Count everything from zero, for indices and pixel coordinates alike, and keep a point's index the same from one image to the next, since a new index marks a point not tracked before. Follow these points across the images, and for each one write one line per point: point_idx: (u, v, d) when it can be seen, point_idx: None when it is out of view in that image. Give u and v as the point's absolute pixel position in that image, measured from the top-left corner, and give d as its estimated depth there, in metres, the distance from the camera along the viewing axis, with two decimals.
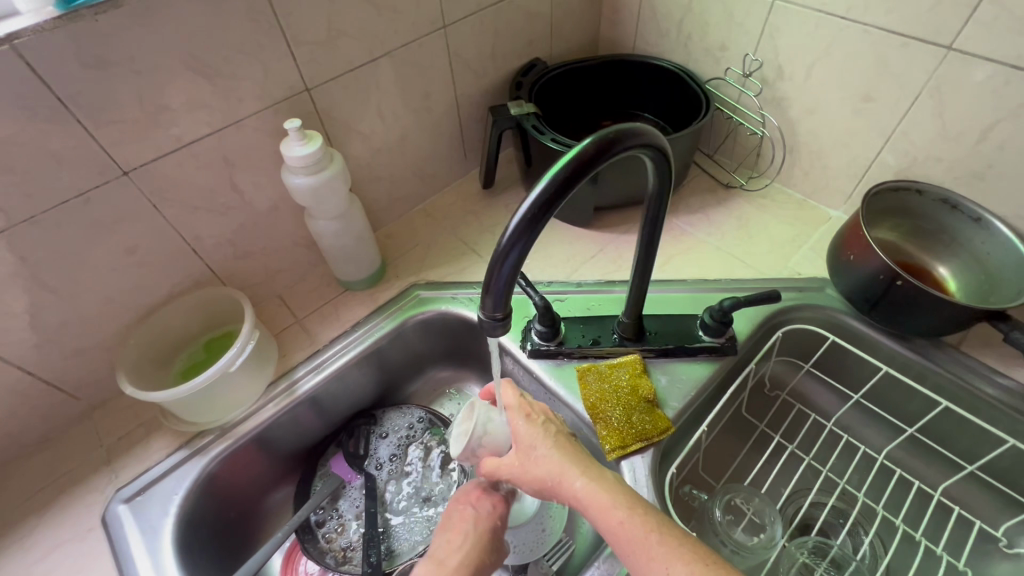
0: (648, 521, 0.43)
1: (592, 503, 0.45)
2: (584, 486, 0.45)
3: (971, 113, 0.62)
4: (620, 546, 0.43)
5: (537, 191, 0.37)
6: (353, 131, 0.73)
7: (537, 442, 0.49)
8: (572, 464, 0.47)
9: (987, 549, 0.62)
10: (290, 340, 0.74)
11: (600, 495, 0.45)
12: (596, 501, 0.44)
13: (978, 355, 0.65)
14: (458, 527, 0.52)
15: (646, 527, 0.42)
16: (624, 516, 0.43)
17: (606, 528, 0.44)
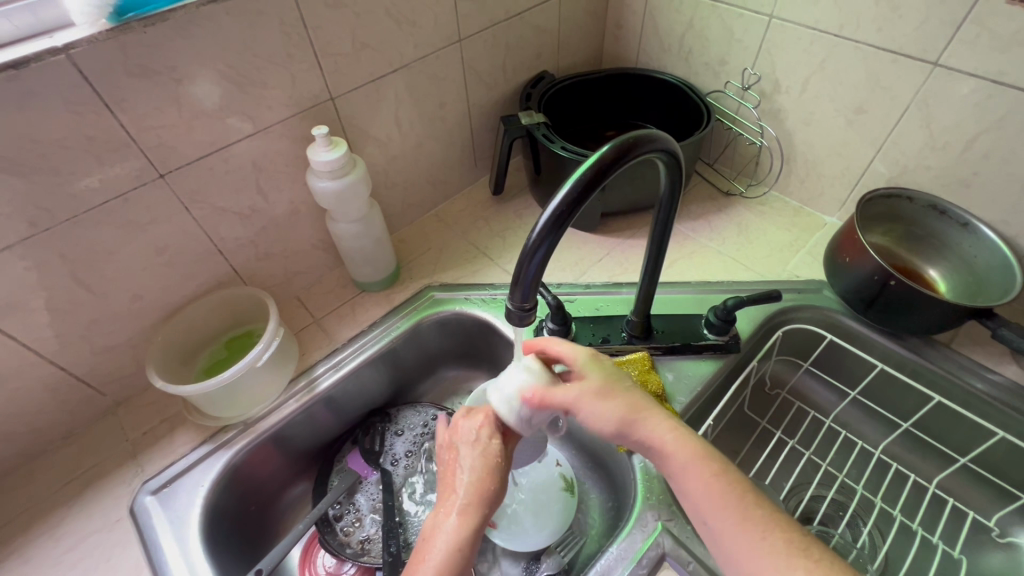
0: (738, 486, 0.47)
1: (680, 458, 0.49)
2: (668, 431, 0.50)
3: (957, 125, 0.66)
4: (710, 501, 0.46)
5: (564, 191, 0.40)
6: (371, 138, 0.76)
7: (605, 382, 0.52)
8: (655, 417, 0.51)
9: (982, 539, 0.65)
10: (308, 339, 0.76)
11: (688, 447, 0.49)
12: (683, 452, 0.49)
13: (969, 352, 0.68)
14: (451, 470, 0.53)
15: (737, 492, 0.47)
16: (715, 476, 0.47)
17: (692, 481, 0.47)
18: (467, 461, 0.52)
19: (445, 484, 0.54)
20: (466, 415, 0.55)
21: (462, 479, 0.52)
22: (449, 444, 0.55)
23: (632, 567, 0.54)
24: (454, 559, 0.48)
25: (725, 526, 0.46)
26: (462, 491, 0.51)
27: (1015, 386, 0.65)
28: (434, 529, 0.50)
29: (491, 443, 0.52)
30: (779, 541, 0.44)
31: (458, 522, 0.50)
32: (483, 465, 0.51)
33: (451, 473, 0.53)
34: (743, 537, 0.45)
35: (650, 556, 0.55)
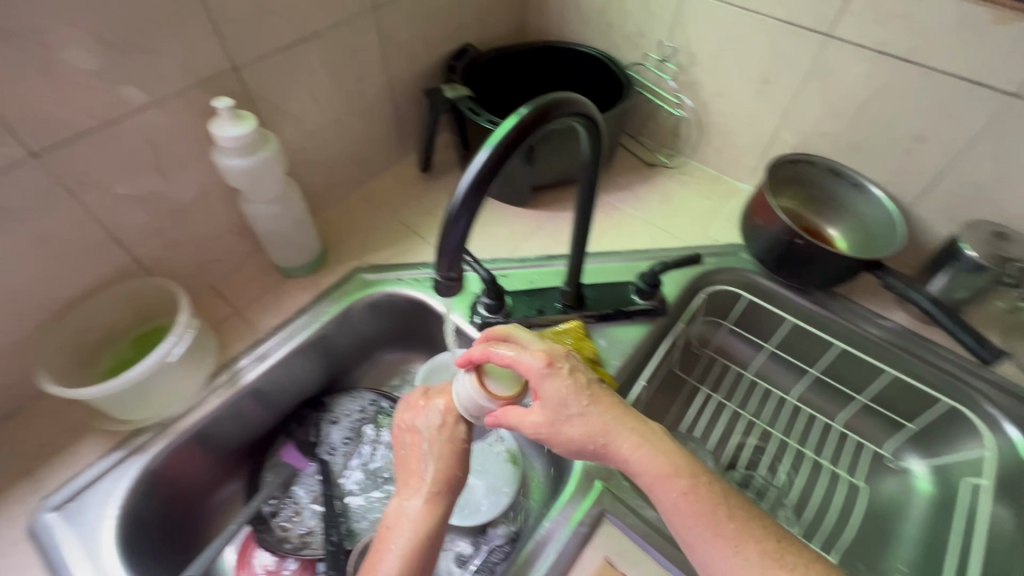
0: (710, 493, 0.45)
1: (652, 472, 0.45)
2: (639, 451, 0.46)
3: (850, 93, 0.72)
4: (683, 513, 0.44)
5: (484, 155, 0.39)
6: (285, 113, 0.71)
7: (574, 399, 0.47)
8: (621, 429, 0.46)
9: (880, 468, 0.73)
10: (229, 331, 0.71)
11: (661, 463, 0.45)
12: (657, 470, 0.45)
13: (866, 303, 0.75)
14: (414, 452, 0.53)
15: (711, 502, 0.44)
16: (687, 487, 0.45)
17: (667, 497, 0.45)
18: (432, 447, 0.52)
19: (408, 470, 0.53)
20: (427, 398, 0.54)
21: (429, 465, 0.51)
22: (409, 428, 0.54)
23: (573, 529, 0.55)
24: (420, 551, 0.48)
25: (700, 540, 0.44)
26: (428, 478, 0.51)
27: (904, 330, 0.72)
28: (398, 516, 0.50)
29: (456, 427, 0.52)
30: (753, 555, 0.42)
31: (428, 506, 0.50)
32: (450, 450, 0.51)
33: (415, 459, 0.53)
34: (721, 546, 0.43)
35: (591, 514, 0.56)
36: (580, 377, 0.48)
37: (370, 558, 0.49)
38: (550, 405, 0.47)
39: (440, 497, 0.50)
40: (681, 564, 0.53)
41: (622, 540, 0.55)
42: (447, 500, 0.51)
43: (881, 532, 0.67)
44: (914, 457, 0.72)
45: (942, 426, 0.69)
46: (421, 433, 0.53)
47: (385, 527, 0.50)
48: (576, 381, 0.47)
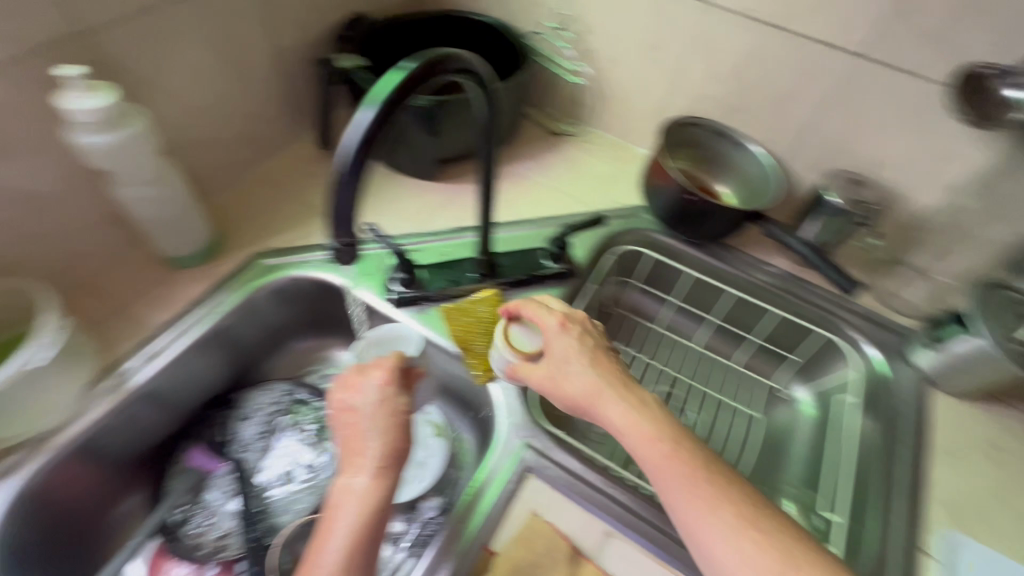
0: (692, 460, 0.46)
1: (638, 434, 0.48)
2: (624, 414, 0.49)
3: (727, 57, 0.77)
4: (664, 476, 0.46)
5: (370, 112, 0.38)
6: (155, 86, 0.64)
7: (576, 355, 0.53)
8: (609, 389, 0.51)
9: (773, 399, 0.81)
10: (112, 332, 0.65)
11: (645, 428, 0.48)
12: (642, 434, 0.48)
13: (754, 252, 0.83)
14: (354, 431, 0.50)
15: (690, 466, 0.46)
16: (669, 451, 0.47)
17: (649, 460, 0.47)
18: (372, 423, 0.50)
19: (348, 450, 0.50)
20: (363, 374, 0.53)
21: (371, 442, 0.49)
22: (344, 407, 0.51)
23: (500, 490, 0.57)
24: (370, 529, 0.45)
25: (677, 502, 0.45)
26: (372, 453, 0.48)
27: (787, 274, 0.80)
28: (343, 496, 0.47)
29: (396, 399, 0.52)
30: (728, 516, 0.43)
31: (375, 482, 0.47)
32: (391, 424, 0.50)
33: (355, 437, 0.50)
34: (700, 506, 0.44)
35: (515, 473, 0.58)
36: (589, 341, 0.54)
37: (314, 546, 0.45)
38: (555, 360, 0.53)
39: (387, 472, 0.48)
40: (601, 506, 0.56)
41: (546, 491, 0.57)
42: (394, 475, 0.48)
43: (776, 456, 0.75)
44: (799, 386, 0.80)
45: (819, 355, 0.77)
46: (359, 410, 0.51)
47: (328, 513, 0.46)
48: (585, 346, 0.54)
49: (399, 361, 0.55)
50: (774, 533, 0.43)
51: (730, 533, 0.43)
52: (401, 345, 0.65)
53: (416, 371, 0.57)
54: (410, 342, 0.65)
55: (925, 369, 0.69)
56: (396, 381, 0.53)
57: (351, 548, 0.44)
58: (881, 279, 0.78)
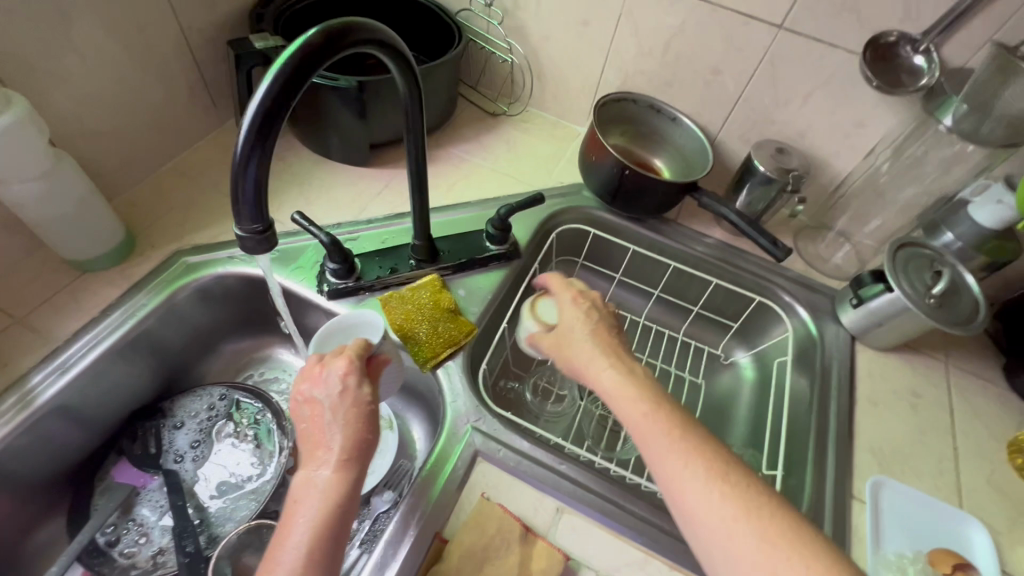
0: (670, 419, 0.46)
1: (622, 394, 0.49)
2: (611, 378, 0.50)
3: (655, 32, 0.78)
4: (641, 432, 0.46)
5: (266, 85, 0.35)
6: (39, 71, 0.58)
7: (579, 325, 0.56)
8: (599, 355, 0.53)
9: (715, 365, 0.84)
10: (11, 345, 0.59)
11: (627, 389, 0.49)
12: (623, 394, 0.49)
13: (691, 225, 0.84)
14: (315, 424, 0.47)
15: (668, 424, 0.45)
16: (648, 410, 0.47)
17: (629, 419, 0.47)
18: (334, 415, 0.47)
19: (311, 443, 0.47)
20: (324, 365, 0.50)
21: (334, 434, 0.46)
22: (305, 399, 0.49)
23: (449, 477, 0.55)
24: (332, 525, 0.43)
25: (652, 457, 0.44)
26: (335, 445, 0.46)
27: (722, 244, 0.82)
28: (304, 490, 0.44)
29: (360, 390, 0.49)
30: (698, 466, 0.42)
31: (339, 476, 0.45)
32: (355, 415, 0.48)
33: (317, 430, 0.47)
34: (671, 460, 0.43)
35: (465, 457, 0.57)
36: (595, 315, 0.57)
37: (271, 545, 0.42)
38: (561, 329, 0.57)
39: (351, 465, 0.45)
40: (553, 483, 0.56)
41: (496, 473, 0.57)
42: (360, 468, 0.46)
43: (721, 420, 0.77)
44: (740, 351, 0.83)
45: (755, 318, 0.81)
46: (321, 402, 0.48)
47: (288, 510, 0.44)
48: (590, 320, 0.57)
49: (362, 349, 0.53)
50: (742, 484, 0.42)
51: (695, 482, 0.42)
52: (361, 330, 0.59)
53: (380, 360, 0.55)
54: (372, 327, 0.58)
55: (850, 327, 0.73)
56: (360, 370, 0.50)
57: (310, 546, 0.41)
58: (808, 244, 0.82)
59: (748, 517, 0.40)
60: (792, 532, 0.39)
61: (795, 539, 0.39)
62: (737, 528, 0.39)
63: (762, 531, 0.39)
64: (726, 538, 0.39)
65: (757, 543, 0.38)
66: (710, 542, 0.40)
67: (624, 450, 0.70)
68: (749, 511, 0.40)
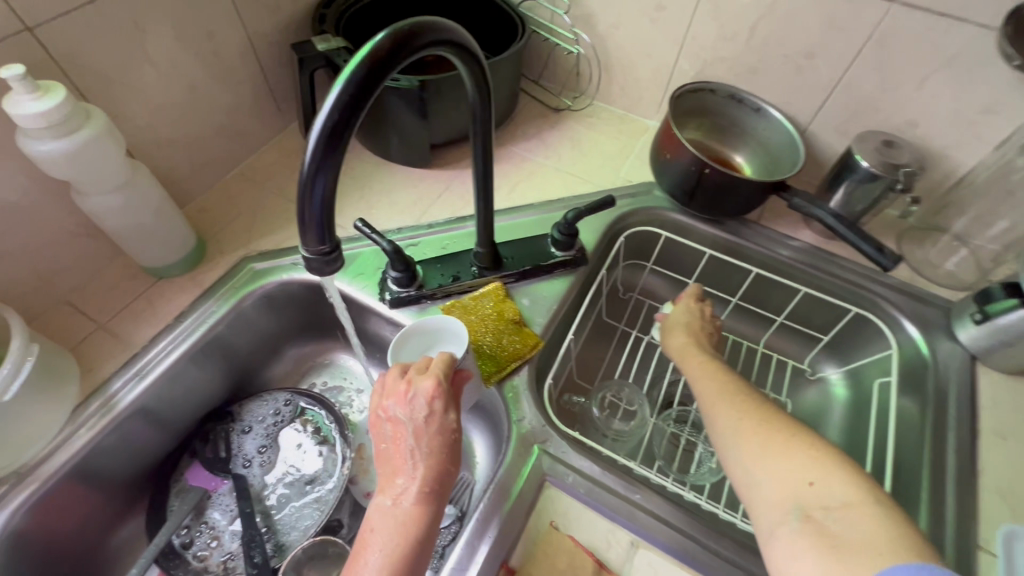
0: (717, 367, 0.56)
1: (685, 351, 0.60)
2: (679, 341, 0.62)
3: (740, 14, 0.70)
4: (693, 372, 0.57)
5: (334, 96, 0.33)
6: (116, 83, 0.59)
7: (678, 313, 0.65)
8: (676, 327, 0.64)
9: (800, 382, 0.76)
10: (94, 350, 0.61)
11: (688, 348, 0.60)
12: (684, 351, 0.60)
13: (776, 226, 0.76)
14: (399, 447, 0.46)
15: (714, 369, 0.56)
16: (703, 360, 0.57)
17: (687, 367, 0.58)
18: (418, 442, 0.46)
19: (390, 465, 0.46)
20: (409, 382, 0.48)
21: (419, 464, 0.45)
22: (389, 418, 0.47)
23: (519, 495, 0.53)
24: (411, 559, 0.42)
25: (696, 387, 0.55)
26: (418, 477, 0.45)
27: (810, 248, 0.74)
28: (384, 518, 0.44)
29: (445, 416, 0.47)
30: (732, 388, 0.52)
31: (421, 512, 0.44)
32: (439, 444, 0.46)
33: (399, 453, 0.46)
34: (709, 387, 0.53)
35: (532, 482, 0.54)
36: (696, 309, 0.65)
37: (347, 567, 0.42)
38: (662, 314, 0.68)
39: (434, 498, 0.45)
40: (626, 515, 0.52)
41: (565, 500, 0.53)
42: (441, 501, 0.45)
43: None
44: (830, 366, 0.75)
45: (854, 332, 0.72)
46: (405, 425, 0.46)
47: (368, 537, 0.43)
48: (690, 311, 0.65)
49: (448, 365, 0.49)
50: (760, 402, 0.50)
51: (721, 394, 0.52)
52: (443, 339, 0.56)
53: (463, 375, 0.52)
54: (457, 339, 0.55)
55: (969, 345, 0.63)
56: (446, 393, 0.48)
57: None
58: (915, 248, 0.72)
59: (756, 416, 0.48)
60: (794, 437, 0.45)
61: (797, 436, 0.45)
62: (746, 432, 0.47)
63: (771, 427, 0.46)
64: (736, 428, 0.48)
65: (757, 430, 0.46)
66: (724, 433, 0.48)
67: (698, 474, 0.64)
68: (763, 416, 0.47)
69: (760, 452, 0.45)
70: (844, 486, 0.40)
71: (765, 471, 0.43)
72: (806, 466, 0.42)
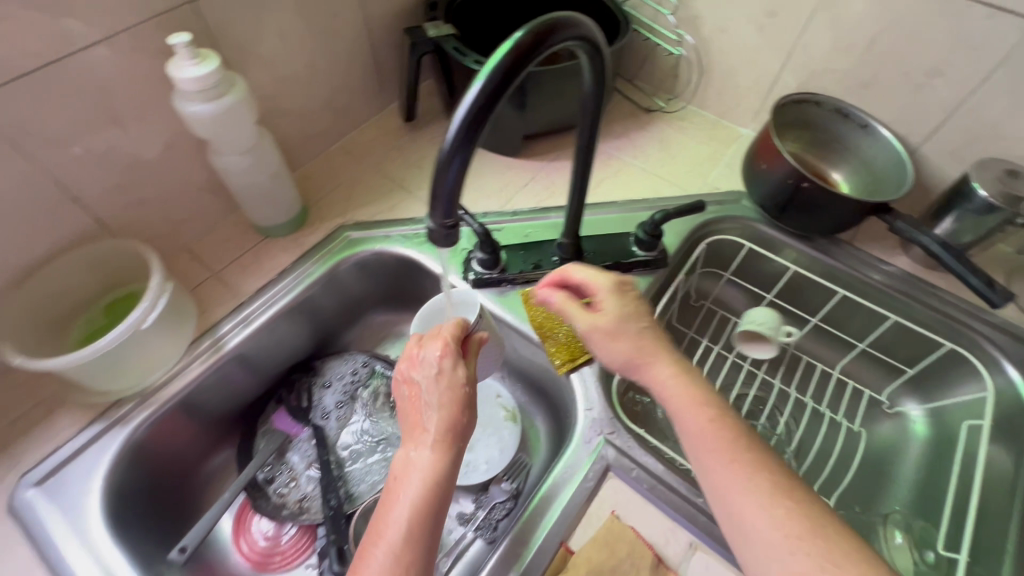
0: (727, 432, 0.45)
1: (675, 395, 0.48)
2: (670, 377, 0.49)
3: (860, 25, 0.67)
4: (699, 439, 0.46)
5: (478, 85, 0.35)
6: (250, 54, 0.65)
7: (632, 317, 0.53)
8: (619, 344, 0.52)
9: (875, 413, 0.73)
10: (208, 295, 0.67)
11: (687, 393, 0.48)
12: (681, 399, 0.48)
13: (869, 249, 0.73)
14: (415, 404, 0.48)
15: (728, 440, 0.45)
16: (712, 418, 0.46)
17: (689, 425, 0.47)
18: (431, 396, 0.47)
19: (410, 422, 0.48)
20: (422, 347, 0.50)
21: (432, 417, 0.46)
22: (405, 379, 0.49)
23: (585, 478, 0.55)
24: (430, 505, 0.42)
25: (709, 467, 0.45)
26: (433, 427, 0.46)
27: (906, 274, 0.71)
28: (405, 468, 0.44)
29: (455, 372, 0.48)
30: (764, 489, 0.42)
31: (437, 459, 0.44)
32: (451, 397, 0.47)
33: (415, 410, 0.47)
34: (739, 476, 0.43)
35: (595, 469, 0.55)
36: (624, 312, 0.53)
37: (375, 515, 0.43)
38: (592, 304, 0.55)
39: (451, 445, 0.45)
40: (687, 515, 0.53)
41: (627, 493, 0.54)
42: (457, 449, 0.46)
43: (878, 477, 0.68)
44: (911, 401, 0.72)
45: (943, 369, 0.68)
46: (419, 384, 0.48)
47: (389, 485, 0.44)
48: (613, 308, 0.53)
49: (458, 329, 0.51)
50: (811, 508, 0.41)
51: (755, 502, 0.42)
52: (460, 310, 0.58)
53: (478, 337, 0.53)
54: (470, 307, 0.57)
55: None
56: (455, 352, 0.49)
57: (411, 523, 0.41)
58: None
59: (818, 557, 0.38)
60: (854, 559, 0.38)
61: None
62: (804, 560, 0.39)
63: (824, 550, 0.39)
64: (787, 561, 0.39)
65: (818, 563, 0.38)
66: (774, 562, 0.40)
67: None
68: (823, 551, 0.39)
69: None
70: None
71: None
72: None
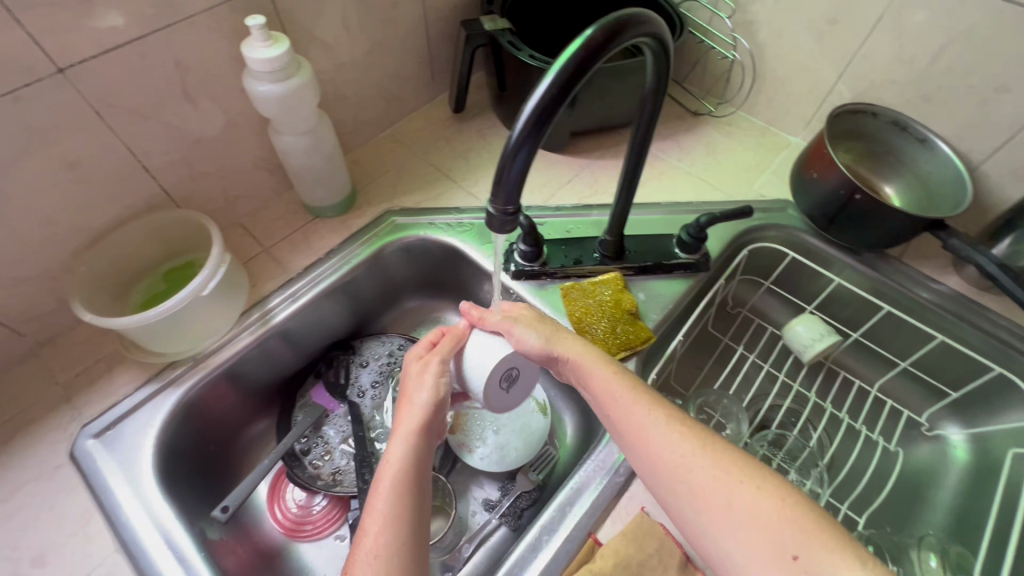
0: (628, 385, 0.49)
1: (582, 366, 0.51)
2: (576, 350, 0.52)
3: (925, 36, 0.66)
4: (606, 401, 0.49)
5: (547, 81, 0.36)
6: (314, 39, 0.67)
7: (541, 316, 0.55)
8: (534, 332, 0.52)
9: (913, 434, 0.71)
10: (259, 269, 0.70)
11: (593, 358, 0.52)
12: (585, 363, 0.51)
13: (918, 266, 0.72)
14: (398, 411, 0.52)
15: (631, 392, 0.48)
16: (614, 373, 0.50)
17: (596, 385, 0.50)
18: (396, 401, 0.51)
19: None
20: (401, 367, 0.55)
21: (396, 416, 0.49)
22: None
23: (616, 471, 0.56)
24: (410, 474, 0.45)
25: (618, 419, 0.48)
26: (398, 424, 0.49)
27: (957, 294, 0.69)
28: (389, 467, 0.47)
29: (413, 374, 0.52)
30: (666, 421, 0.46)
31: (397, 444, 0.46)
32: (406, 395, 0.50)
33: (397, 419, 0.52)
34: (645, 417, 0.46)
35: (627, 465, 0.56)
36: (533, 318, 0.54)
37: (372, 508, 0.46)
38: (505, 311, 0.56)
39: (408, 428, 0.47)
40: None
41: None
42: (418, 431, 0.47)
43: (914, 499, 0.66)
44: (953, 426, 0.70)
45: (990, 394, 0.66)
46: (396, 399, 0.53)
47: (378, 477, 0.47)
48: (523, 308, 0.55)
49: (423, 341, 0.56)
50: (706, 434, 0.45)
51: (664, 440, 0.45)
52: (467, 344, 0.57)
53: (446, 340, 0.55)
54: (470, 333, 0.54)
55: None
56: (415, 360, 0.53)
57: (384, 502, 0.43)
58: None
59: (714, 469, 0.42)
60: (744, 465, 0.43)
61: (752, 479, 0.41)
62: (704, 472, 0.42)
63: (716, 462, 0.43)
64: (694, 477, 0.42)
65: (715, 478, 0.42)
66: (682, 484, 0.43)
67: None
68: (716, 466, 0.42)
69: (735, 522, 0.40)
70: (814, 534, 0.38)
71: (736, 531, 0.40)
72: (771, 516, 0.39)
